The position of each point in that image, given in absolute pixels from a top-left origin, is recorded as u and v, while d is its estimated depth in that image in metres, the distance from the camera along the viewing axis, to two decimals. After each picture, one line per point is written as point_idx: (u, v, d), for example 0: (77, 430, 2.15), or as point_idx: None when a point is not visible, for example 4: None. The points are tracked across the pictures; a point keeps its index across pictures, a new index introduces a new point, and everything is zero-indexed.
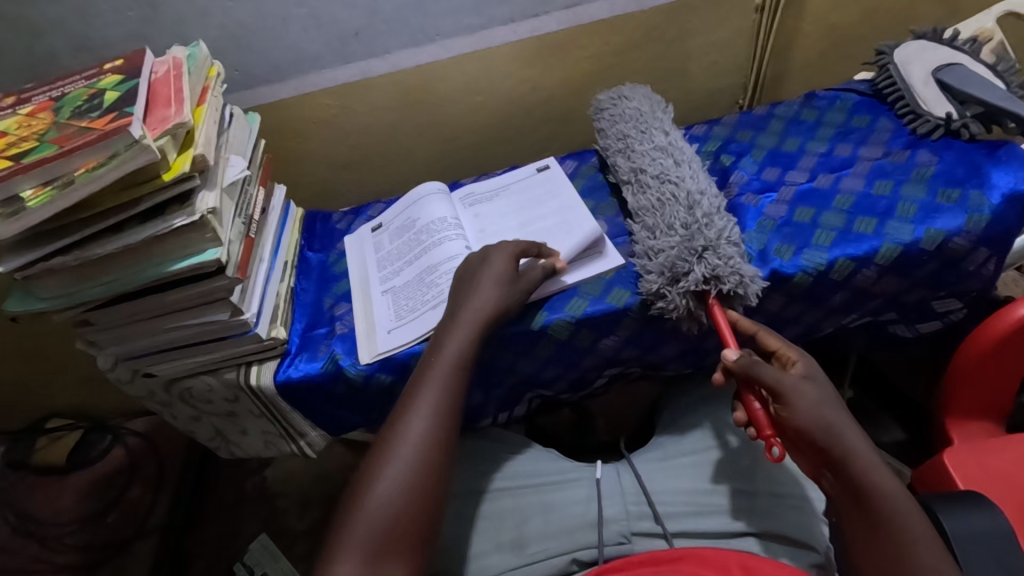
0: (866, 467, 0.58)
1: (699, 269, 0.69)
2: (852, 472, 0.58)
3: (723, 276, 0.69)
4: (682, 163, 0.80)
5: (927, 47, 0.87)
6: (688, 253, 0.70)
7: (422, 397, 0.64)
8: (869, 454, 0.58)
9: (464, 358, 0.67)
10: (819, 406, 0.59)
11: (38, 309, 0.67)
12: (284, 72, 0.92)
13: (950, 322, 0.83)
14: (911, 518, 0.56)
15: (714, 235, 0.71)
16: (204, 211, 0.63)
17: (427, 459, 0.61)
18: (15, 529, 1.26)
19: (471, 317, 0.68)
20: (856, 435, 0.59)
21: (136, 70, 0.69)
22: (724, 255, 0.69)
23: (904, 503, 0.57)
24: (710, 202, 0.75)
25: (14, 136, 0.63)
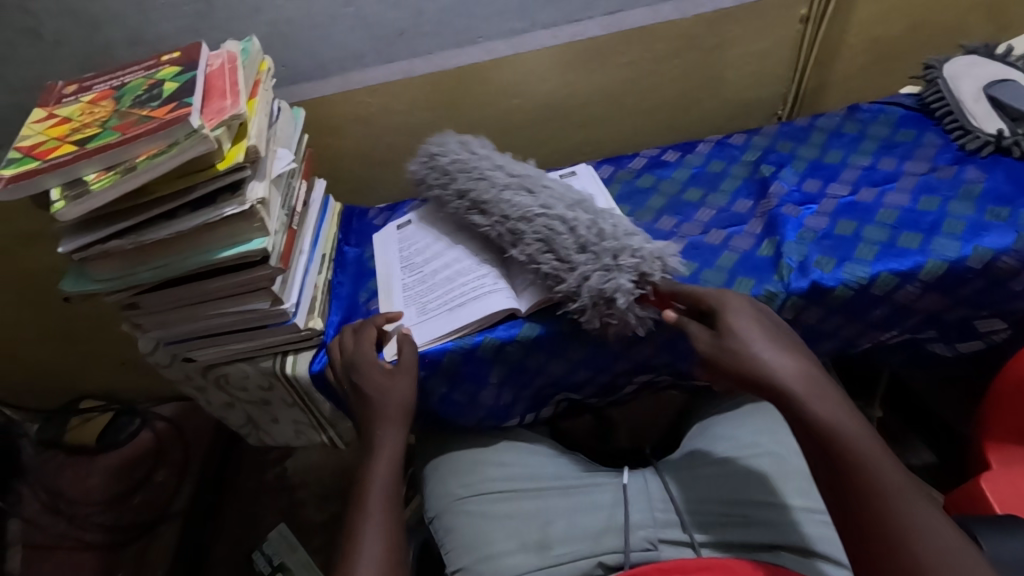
0: (791, 387, 0.57)
1: (625, 281, 0.67)
2: (777, 394, 0.58)
3: (647, 271, 0.69)
4: (537, 190, 0.76)
5: (977, 63, 0.87)
6: (608, 274, 0.68)
7: (363, 535, 0.62)
8: (797, 372, 0.58)
9: (390, 491, 0.67)
10: (732, 340, 0.61)
11: (90, 290, 0.69)
12: (328, 69, 0.94)
13: (992, 342, 0.81)
14: (848, 424, 0.55)
15: (614, 241, 0.69)
16: (255, 201, 0.64)
17: (394, 535, 0.63)
18: (45, 506, 1.28)
19: (387, 447, 0.69)
20: (774, 353, 0.59)
21: (192, 63, 0.70)
22: (636, 252, 0.69)
23: (841, 413, 0.56)
24: (585, 214, 0.73)
25: (77, 123, 0.65)
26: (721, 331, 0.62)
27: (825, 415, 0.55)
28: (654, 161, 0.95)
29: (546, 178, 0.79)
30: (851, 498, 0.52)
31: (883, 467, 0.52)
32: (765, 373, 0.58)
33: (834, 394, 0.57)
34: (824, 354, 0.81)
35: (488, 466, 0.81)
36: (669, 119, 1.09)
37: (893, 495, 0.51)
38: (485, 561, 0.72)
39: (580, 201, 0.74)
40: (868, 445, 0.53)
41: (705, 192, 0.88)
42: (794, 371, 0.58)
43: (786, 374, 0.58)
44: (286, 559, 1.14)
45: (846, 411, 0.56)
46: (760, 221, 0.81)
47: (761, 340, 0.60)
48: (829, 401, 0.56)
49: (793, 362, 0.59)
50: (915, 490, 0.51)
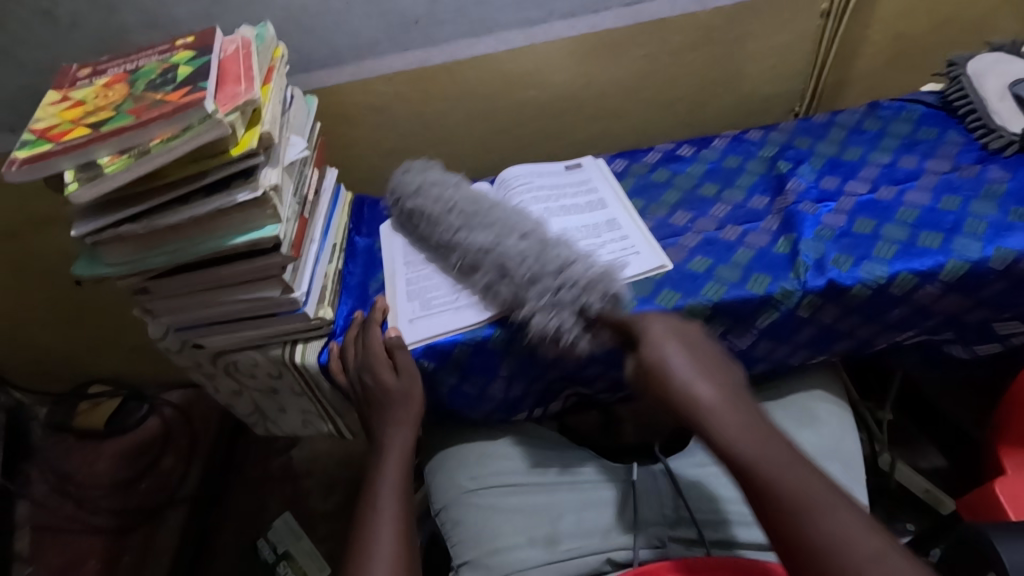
0: (708, 405, 0.56)
1: (567, 317, 0.66)
2: (691, 416, 0.56)
3: (588, 301, 0.66)
4: (487, 220, 0.76)
5: (1002, 60, 0.85)
6: (550, 313, 0.67)
7: (377, 533, 0.63)
8: (710, 393, 0.56)
9: (401, 492, 0.68)
10: (649, 357, 0.60)
11: (103, 274, 0.69)
12: (342, 57, 0.93)
13: (1011, 345, 0.80)
14: (760, 447, 0.53)
15: (555, 275, 0.68)
16: (267, 187, 0.64)
17: (406, 531, 0.64)
18: (54, 489, 1.28)
19: (397, 446, 0.70)
20: (691, 369, 0.58)
21: (207, 47, 0.70)
22: (575, 282, 0.67)
23: (759, 433, 0.53)
24: (535, 244, 0.71)
25: (92, 106, 0.65)
26: (639, 350, 0.61)
27: (737, 432, 0.54)
28: (668, 156, 0.94)
29: (497, 208, 0.78)
30: (768, 513, 0.50)
31: (794, 484, 0.50)
32: (682, 389, 0.57)
33: (752, 415, 0.55)
34: (839, 354, 0.80)
35: (494, 460, 0.81)
36: (685, 113, 1.07)
37: (806, 509, 0.48)
38: (492, 554, 0.72)
39: (529, 228, 0.74)
40: (781, 460, 0.52)
41: (720, 188, 0.87)
42: (710, 392, 0.56)
43: (701, 392, 0.56)
44: (290, 547, 1.13)
45: (761, 428, 0.54)
46: (777, 218, 0.80)
47: (686, 354, 0.59)
48: (745, 421, 0.55)
49: (709, 382, 0.57)
50: (834, 496, 0.49)
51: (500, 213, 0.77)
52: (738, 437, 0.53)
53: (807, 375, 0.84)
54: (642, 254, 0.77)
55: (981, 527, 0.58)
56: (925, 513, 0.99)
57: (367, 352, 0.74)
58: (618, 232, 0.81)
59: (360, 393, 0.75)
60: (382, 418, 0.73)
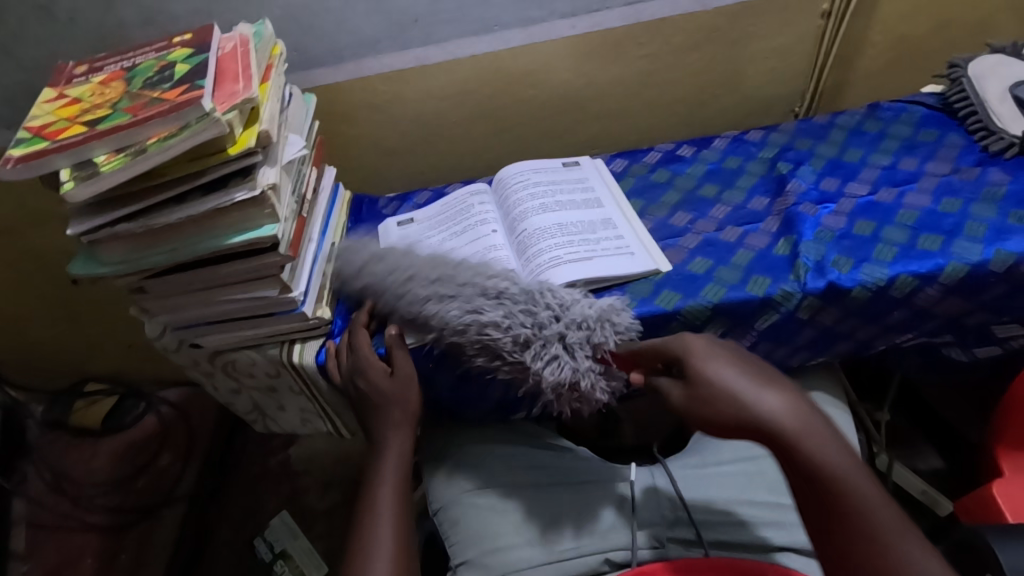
0: (789, 426, 0.52)
1: (579, 360, 0.66)
2: (768, 431, 0.53)
3: (599, 337, 0.67)
4: (457, 288, 0.71)
5: (1003, 62, 0.85)
6: (559, 365, 0.65)
7: (376, 534, 0.63)
8: (783, 405, 0.54)
9: (399, 492, 0.67)
10: (712, 377, 0.56)
11: (99, 273, 0.69)
12: (341, 55, 0.93)
13: (1010, 348, 0.80)
14: (835, 459, 0.51)
15: (553, 321, 0.67)
16: (265, 186, 0.63)
17: (405, 532, 0.64)
18: (49, 486, 1.27)
19: (395, 448, 0.70)
20: (764, 391, 0.55)
21: (204, 45, 0.69)
22: (580, 318, 0.67)
23: (829, 443, 0.52)
24: (519, 296, 0.69)
25: (88, 103, 0.64)
26: (694, 367, 0.57)
27: (824, 453, 0.51)
28: (669, 156, 0.94)
29: (464, 266, 0.73)
30: (850, 538, 0.49)
31: (881, 512, 0.49)
32: (755, 412, 0.53)
33: (833, 436, 0.53)
34: (838, 355, 0.80)
35: (493, 459, 0.81)
36: (685, 114, 1.07)
37: (887, 536, 0.48)
38: (491, 555, 0.72)
39: (506, 288, 0.69)
40: (862, 480, 0.50)
41: (720, 189, 0.87)
42: (791, 412, 0.53)
43: (772, 403, 0.54)
44: (288, 545, 1.17)
45: (841, 452, 0.52)
46: (777, 219, 0.80)
47: (752, 377, 0.56)
48: (819, 434, 0.53)
49: (775, 392, 0.55)
50: (911, 528, 0.48)
51: (488, 273, 0.71)
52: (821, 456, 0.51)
53: (806, 376, 0.84)
54: (638, 253, 0.77)
55: (981, 531, 0.58)
56: (923, 514, 0.99)
57: (359, 356, 0.73)
58: (613, 230, 0.81)
59: (353, 396, 0.75)
60: (378, 418, 0.72)
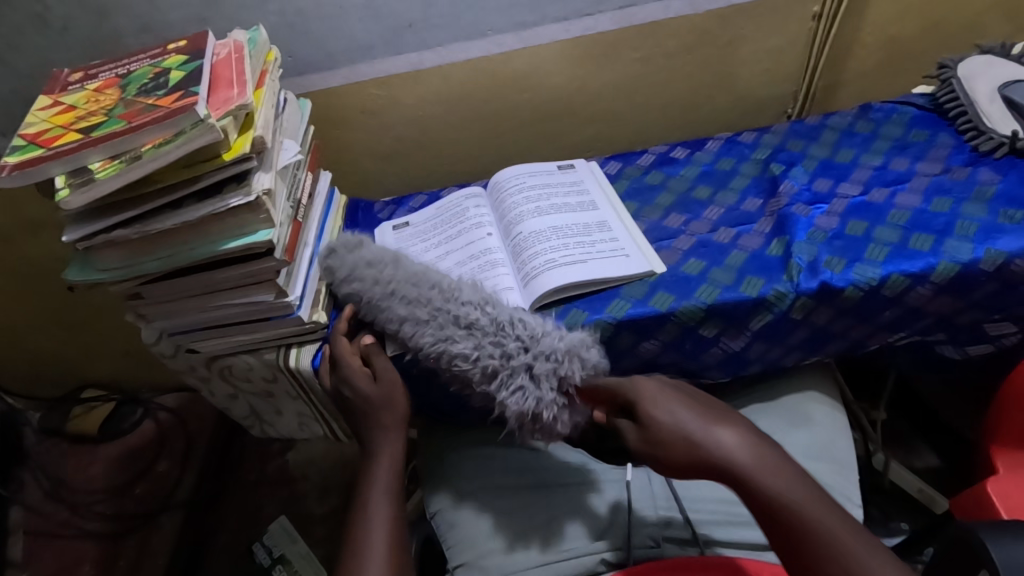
0: (734, 454, 0.56)
1: (545, 393, 0.65)
2: (719, 467, 0.56)
3: (567, 373, 0.66)
4: (424, 301, 0.72)
5: (992, 63, 0.86)
6: (525, 396, 0.66)
7: (370, 540, 0.63)
8: (732, 440, 0.57)
9: (393, 495, 0.67)
10: (654, 420, 0.60)
11: (95, 279, 0.69)
12: (336, 60, 0.93)
13: (1002, 346, 0.80)
14: (791, 488, 0.54)
15: (522, 353, 0.67)
16: (260, 192, 0.64)
17: (401, 535, 0.64)
18: (48, 493, 1.28)
19: (392, 451, 0.70)
20: (708, 425, 0.58)
21: (199, 51, 0.70)
22: (552, 356, 0.66)
23: (782, 474, 0.55)
24: (485, 334, 0.68)
25: (83, 110, 0.65)
26: (645, 411, 0.60)
27: (767, 475, 0.55)
28: (662, 158, 0.95)
29: (446, 282, 0.73)
30: (798, 553, 0.52)
31: (830, 522, 0.52)
32: (699, 449, 0.57)
33: (772, 454, 0.56)
34: (833, 355, 0.80)
35: (490, 460, 0.81)
36: (679, 116, 1.08)
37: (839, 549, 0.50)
38: (489, 557, 0.72)
39: (474, 318, 0.69)
40: (808, 496, 0.54)
41: (714, 190, 0.87)
42: (734, 440, 0.57)
43: (723, 440, 0.57)
44: (286, 550, 1.14)
45: (785, 468, 0.55)
46: (770, 220, 0.80)
47: (694, 416, 0.59)
48: (774, 469, 0.55)
49: (726, 428, 0.58)
50: (858, 536, 0.51)
51: (458, 298, 0.71)
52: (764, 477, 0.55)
53: (801, 376, 0.84)
54: (634, 255, 0.78)
55: (974, 529, 0.58)
56: (920, 513, 1.00)
57: (345, 366, 0.74)
58: (609, 232, 0.81)
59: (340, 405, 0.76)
60: (368, 423, 0.72)
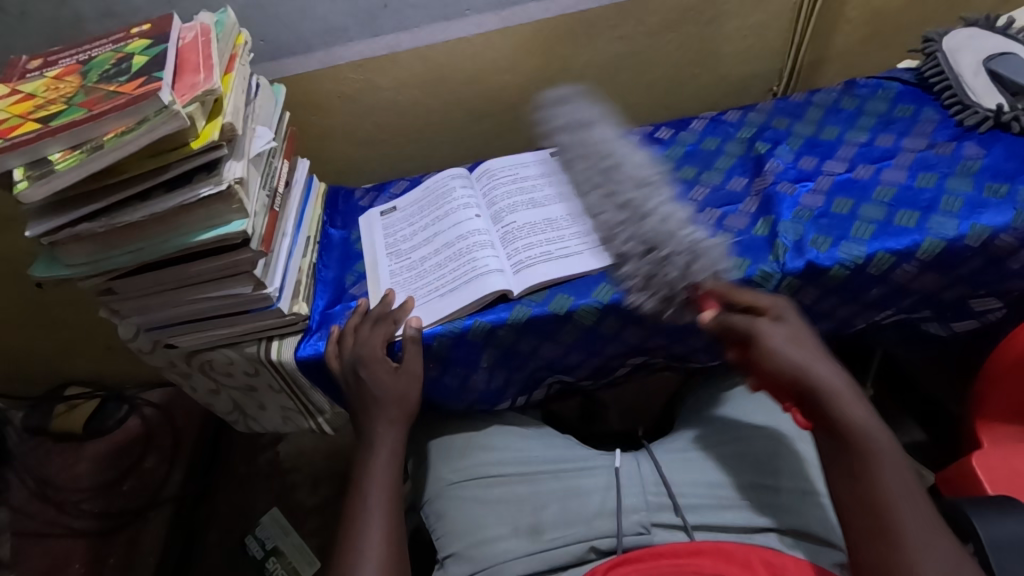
0: (840, 392, 0.59)
1: (652, 295, 0.68)
2: (803, 388, 0.60)
3: (695, 273, 0.65)
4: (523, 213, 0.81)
5: (977, 36, 0.85)
6: (641, 291, 0.69)
7: (366, 533, 0.62)
8: (838, 380, 0.59)
9: (389, 490, 0.66)
10: (767, 337, 0.62)
11: (64, 275, 0.67)
12: (310, 44, 0.90)
13: (986, 322, 0.81)
14: (873, 431, 0.57)
15: (642, 252, 0.68)
16: (231, 181, 0.62)
17: (395, 526, 0.64)
18: (34, 492, 1.26)
19: (387, 446, 0.69)
20: (821, 363, 0.60)
21: (163, 35, 0.67)
22: (681, 257, 0.65)
23: (873, 419, 0.58)
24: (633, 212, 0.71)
25: (42, 99, 0.62)
26: (764, 325, 0.63)
27: (859, 420, 0.57)
28: (647, 139, 0.93)
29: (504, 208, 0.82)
30: (854, 501, 0.56)
31: (890, 480, 0.55)
32: (800, 376, 0.60)
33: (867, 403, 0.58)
34: (819, 335, 0.80)
35: (478, 451, 0.81)
36: (663, 95, 1.06)
37: (895, 511, 0.53)
38: (478, 546, 0.72)
39: (616, 190, 0.74)
40: (890, 454, 0.56)
41: (699, 170, 0.86)
42: (839, 382, 0.59)
43: (824, 376, 0.60)
44: (279, 542, 1.16)
45: (876, 421, 0.58)
46: (755, 199, 0.80)
47: (808, 350, 0.61)
48: (861, 408, 0.58)
49: (833, 370, 0.60)
50: (916, 500, 0.54)
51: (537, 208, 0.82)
52: (853, 420, 0.57)
53: None
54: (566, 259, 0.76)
55: (959, 505, 0.58)
56: None
57: (359, 351, 0.71)
58: (591, 222, 0.80)
59: (352, 385, 0.72)
60: (366, 415, 0.71)
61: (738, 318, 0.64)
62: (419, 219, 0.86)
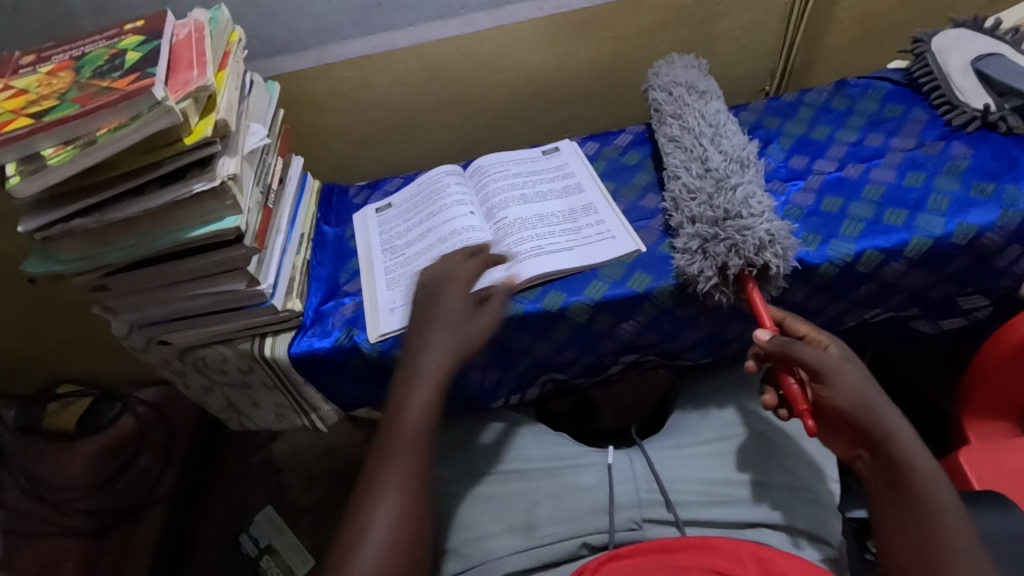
0: (906, 446, 0.59)
1: (708, 263, 0.68)
2: (870, 432, 0.59)
3: (763, 252, 0.67)
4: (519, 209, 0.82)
5: (965, 36, 0.85)
6: (693, 256, 0.69)
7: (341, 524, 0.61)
8: (905, 432, 0.59)
9: None
10: (842, 378, 0.60)
11: (57, 272, 0.67)
12: (304, 42, 0.90)
13: (974, 320, 0.82)
14: (936, 488, 0.57)
15: (711, 224, 0.69)
16: (225, 177, 0.62)
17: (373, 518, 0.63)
18: (26, 491, 1.26)
19: None
20: (891, 411, 0.60)
21: (157, 32, 0.67)
22: (752, 231, 0.67)
23: (936, 475, 0.58)
24: (712, 181, 0.73)
25: (35, 94, 0.62)
26: (836, 366, 0.60)
27: (926, 474, 0.58)
28: (640, 137, 0.93)
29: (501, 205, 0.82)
30: (913, 552, 0.55)
31: (954, 538, 0.55)
32: (870, 420, 0.59)
33: (931, 455, 0.59)
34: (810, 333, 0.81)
35: (471, 449, 0.81)
36: None
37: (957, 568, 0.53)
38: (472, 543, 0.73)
39: (711, 161, 0.75)
40: (952, 511, 0.56)
41: None
42: (907, 435, 0.59)
43: (894, 427, 0.59)
44: (273, 540, 1.15)
45: (940, 478, 0.58)
46: None
47: (881, 397, 0.60)
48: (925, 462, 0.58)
49: (901, 422, 0.60)
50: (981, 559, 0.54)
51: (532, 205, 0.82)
52: (921, 476, 0.57)
53: None
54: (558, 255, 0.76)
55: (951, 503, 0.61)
56: None
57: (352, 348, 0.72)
58: (594, 216, 0.80)
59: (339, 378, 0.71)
60: (397, 375, 0.65)
61: (809, 353, 0.60)
62: (413, 215, 0.86)
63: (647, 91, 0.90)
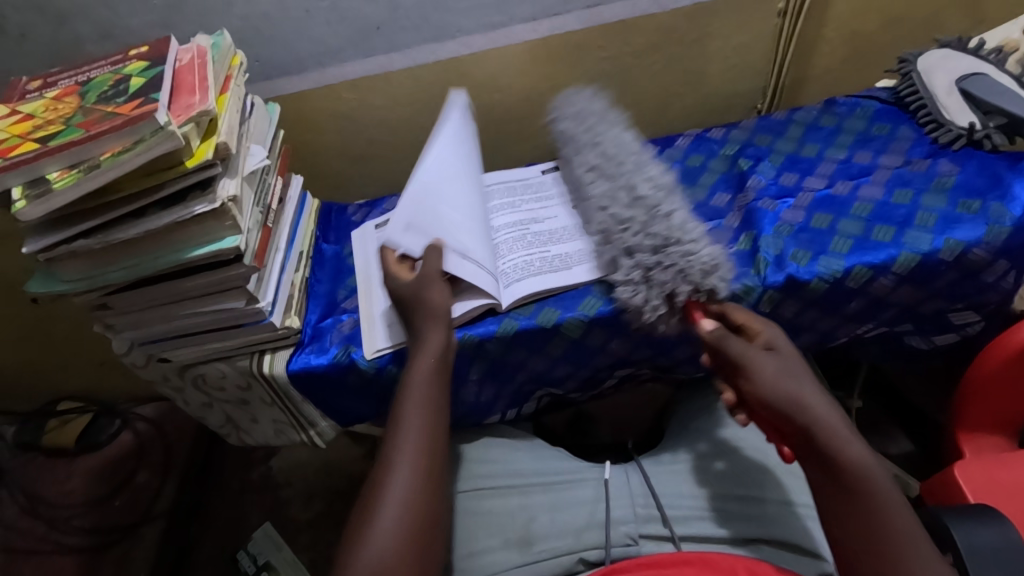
0: (833, 429, 0.58)
1: (653, 295, 0.69)
2: (797, 423, 0.59)
3: (697, 278, 0.67)
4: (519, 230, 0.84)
5: (951, 56, 0.87)
6: (636, 287, 0.70)
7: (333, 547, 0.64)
8: (829, 416, 0.59)
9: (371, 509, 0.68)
10: (765, 371, 0.61)
11: (59, 291, 0.68)
12: (303, 64, 0.93)
13: (965, 334, 0.82)
14: (865, 469, 0.57)
15: (648, 253, 0.70)
16: (225, 199, 0.63)
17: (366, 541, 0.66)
18: (25, 507, 1.26)
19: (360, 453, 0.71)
20: (813, 396, 0.60)
21: (161, 57, 0.69)
22: (685, 259, 0.68)
23: (864, 456, 0.58)
24: (642, 210, 0.74)
25: (41, 119, 0.64)
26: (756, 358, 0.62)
27: (856, 457, 0.57)
28: None
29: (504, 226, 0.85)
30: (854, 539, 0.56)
31: (893, 520, 0.55)
32: (794, 411, 0.59)
33: (856, 437, 0.59)
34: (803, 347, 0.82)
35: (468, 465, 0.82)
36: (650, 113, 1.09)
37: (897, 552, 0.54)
38: (468, 559, 0.73)
39: (635, 189, 0.76)
40: (886, 490, 0.56)
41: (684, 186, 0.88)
42: (834, 419, 0.59)
43: (817, 413, 0.59)
44: (271, 558, 1.13)
45: (869, 458, 0.58)
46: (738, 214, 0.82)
47: (802, 381, 0.61)
48: (851, 444, 0.58)
49: (826, 406, 0.60)
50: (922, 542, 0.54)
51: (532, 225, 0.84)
52: (849, 457, 0.57)
53: None
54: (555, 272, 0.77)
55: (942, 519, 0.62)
56: None
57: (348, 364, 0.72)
58: None
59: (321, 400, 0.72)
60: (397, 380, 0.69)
61: (736, 346, 0.63)
62: None
63: (555, 123, 0.92)
